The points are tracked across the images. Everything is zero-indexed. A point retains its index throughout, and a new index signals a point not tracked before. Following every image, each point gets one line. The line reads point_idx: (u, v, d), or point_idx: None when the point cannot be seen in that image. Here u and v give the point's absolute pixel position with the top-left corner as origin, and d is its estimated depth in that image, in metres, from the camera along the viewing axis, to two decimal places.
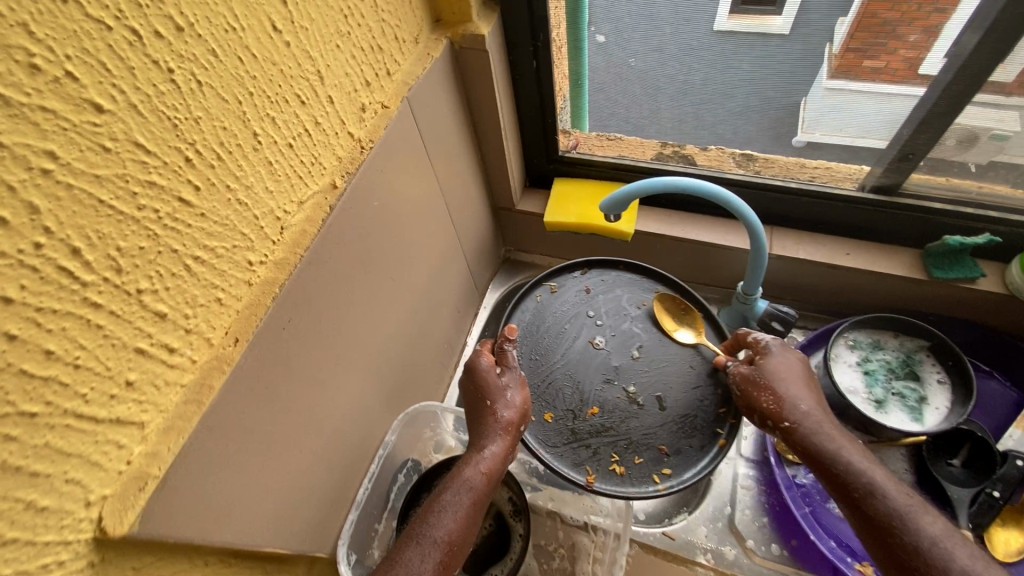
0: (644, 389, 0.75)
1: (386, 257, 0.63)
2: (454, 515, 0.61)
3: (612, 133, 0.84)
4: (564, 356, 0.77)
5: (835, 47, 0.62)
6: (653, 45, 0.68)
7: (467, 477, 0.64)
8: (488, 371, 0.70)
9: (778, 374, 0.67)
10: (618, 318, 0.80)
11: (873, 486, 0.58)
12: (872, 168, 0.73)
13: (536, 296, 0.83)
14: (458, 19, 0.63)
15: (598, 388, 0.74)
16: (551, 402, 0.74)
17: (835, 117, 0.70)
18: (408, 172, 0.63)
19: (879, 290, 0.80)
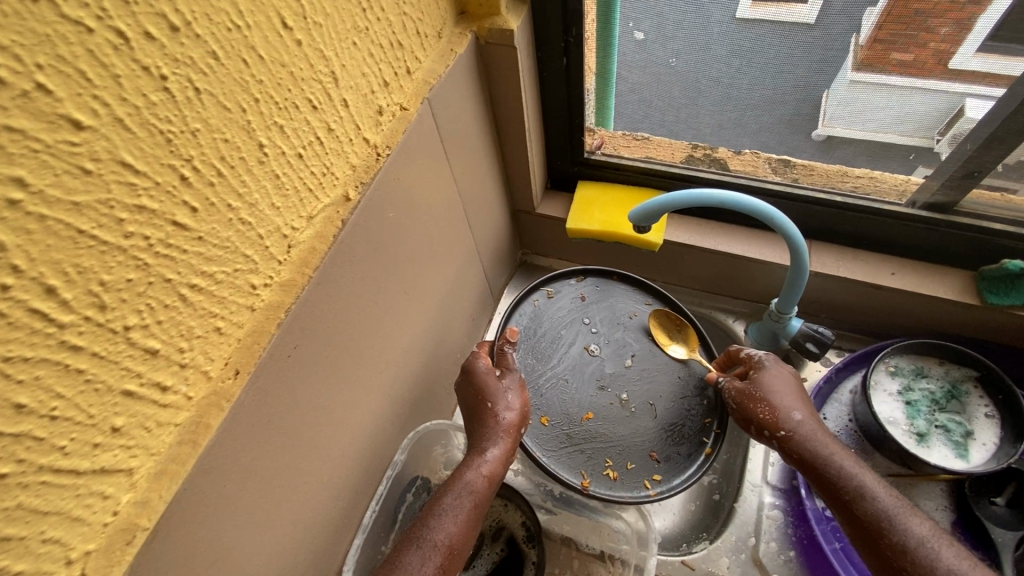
0: (636, 396, 0.74)
1: (402, 273, 0.58)
2: (456, 519, 0.59)
3: (641, 134, 0.78)
4: (562, 360, 0.76)
5: (861, 38, 0.56)
6: (698, 45, 0.63)
7: (469, 480, 0.62)
8: (487, 373, 0.68)
9: (773, 384, 0.66)
10: (612, 326, 0.79)
11: (863, 489, 0.58)
12: (928, 184, 0.67)
13: (533, 300, 0.81)
14: (486, 12, 0.58)
15: (592, 394, 0.73)
16: (546, 405, 0.73)
17: (858, 112, 0.63)
18: (426, 181, 0.59)
19: (924, 312, 0.75)
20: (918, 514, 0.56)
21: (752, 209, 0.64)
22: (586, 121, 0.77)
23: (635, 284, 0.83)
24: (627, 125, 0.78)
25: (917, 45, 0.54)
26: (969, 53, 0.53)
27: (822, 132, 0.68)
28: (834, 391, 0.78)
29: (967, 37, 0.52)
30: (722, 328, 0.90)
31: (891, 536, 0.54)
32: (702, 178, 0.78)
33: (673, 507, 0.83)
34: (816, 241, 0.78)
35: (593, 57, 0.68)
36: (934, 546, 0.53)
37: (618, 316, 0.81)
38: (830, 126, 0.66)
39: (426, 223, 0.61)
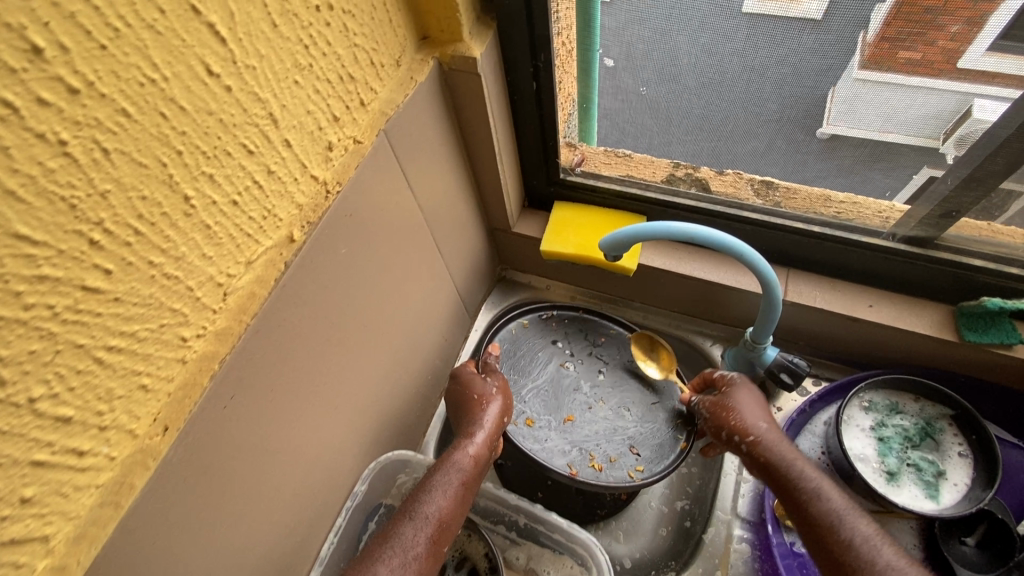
0: (611, 400, 0.75)
1: (361, 305, 0.57)
2: (445, 494, 0.61)
3: (622, 150, 0.76)
4: (540, 373, 0.77)
5: (868, 36, 0.50)
6: (668, 76, 0.60)
7: (458, 459, 0.63)
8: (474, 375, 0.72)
9: (745, 397, 0.66)
10: (580, 343, 0.80)
11: (821, 489, 0.57)
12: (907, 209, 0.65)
13: (509, 327, 0.81)
14: (448, 38, 0.56)
15: (570, 398, 0.75)
16: (530, 406, 0.74)
17: (867, 108, 0.56)
18: (387, 211, 0.58)
19: (901, 346, 0.73)
20: (867, 517, 0.56)
21: (709, 240, 0.64)
22: (562, 134, 0.74)
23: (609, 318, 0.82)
24: (608, 141, 0.75)
25: (922, 43, 0.48)
26: (983, 50, 0.48)
27: (827, 130, 0.60)
28: (809, 422, 0.77)
29: (978, 36, 0.47)
30: (699, 352, 0.89)
31: (840, 535, 0.54)
32: (680, 200, 0.76)
33: (644, 530, 0.82)
34: (795, 270, 0.77)
35: (571, 80, 0.67)
36: (877, 545, 0.52)
37: (591, 338, 0.81)
38: (835, 126, 0.59)
39: (391, 249, 0.61)
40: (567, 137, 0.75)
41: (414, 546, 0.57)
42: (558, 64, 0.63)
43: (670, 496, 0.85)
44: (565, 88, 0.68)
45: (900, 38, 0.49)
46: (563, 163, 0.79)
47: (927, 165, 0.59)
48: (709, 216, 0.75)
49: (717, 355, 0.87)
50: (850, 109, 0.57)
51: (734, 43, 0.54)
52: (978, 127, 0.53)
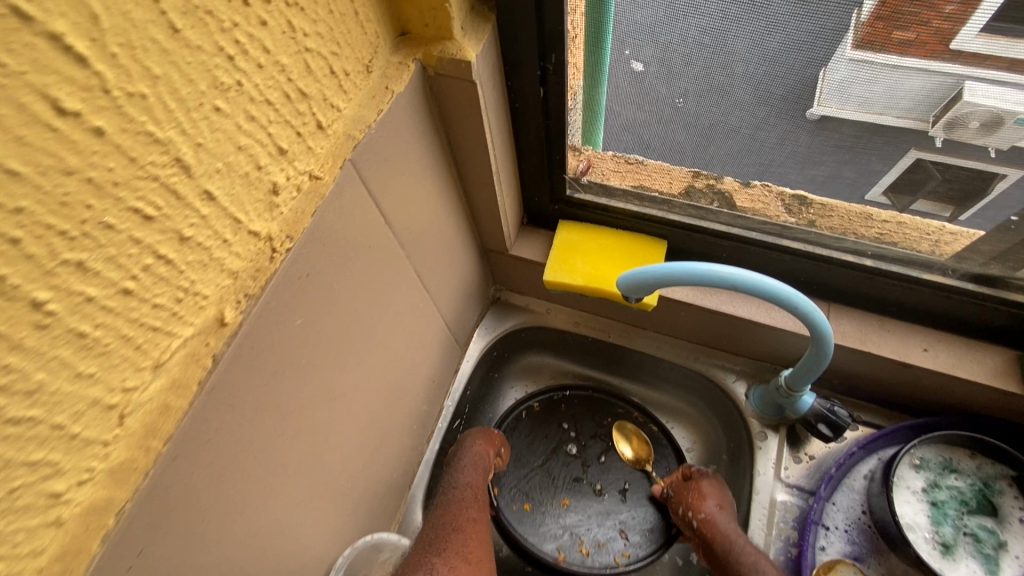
0: (609, 483, 0.79)
1: (328, 379, 0.46)
2: (474, 470, 0.70)
3: (633, 157, 0.62)
4: (542, 459, 0.80)
5: (864, 13, 0.39)
6: (715, 87, 0.48)
7: (475, 449, 0.73)
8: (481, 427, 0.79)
9: (707, 485, 0.68)
10: (586, 426, 0.83)
11: (755, 565, 0.56)
12: (944, 203, 0.52)
13: (519, 412, 0.84)
14: (436, 35, 0.43)
15: (569, 481, 0.79)
16: (530, 491, 0.79)
17: (873, 89, 0.43)
18: (360, 261, 0.45)
19: (956, 395, 0.64)
20: None
21: (755, 291, 0.52)
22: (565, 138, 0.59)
23: (619, 399, 0.84)
24: (619, 144, 0.60)
25: (915, 26, 0.38)
26: (978, 31, 0.37)
27: (821, 110, 0.47)
28: (848, 475, 0.68)
29: (974, 13, 0.36)
30: (720, 388, 0.79)
31: None
32: (710, 220, 0.65)
33: None
34: (835, 304, 0.67)
35: (578, 82, 0.54)
36: None
37: (598, 419, 0.83)
38: (826, 104, 0.46)
39: (373, 304, 0.50)
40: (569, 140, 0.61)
41: (472, 512, 0.65)
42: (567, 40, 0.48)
43: (688, 548, 0.75)
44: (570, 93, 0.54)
45: (896, 17, 0.38)
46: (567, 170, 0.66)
47: (912, 147, 0.47)
48: (742, 243, 0.64)
49: (740, 393, 0.78)
50: (861, 93, 0.44)
51: (809, 51, 0.43)
52: (974, 110, 0.42)
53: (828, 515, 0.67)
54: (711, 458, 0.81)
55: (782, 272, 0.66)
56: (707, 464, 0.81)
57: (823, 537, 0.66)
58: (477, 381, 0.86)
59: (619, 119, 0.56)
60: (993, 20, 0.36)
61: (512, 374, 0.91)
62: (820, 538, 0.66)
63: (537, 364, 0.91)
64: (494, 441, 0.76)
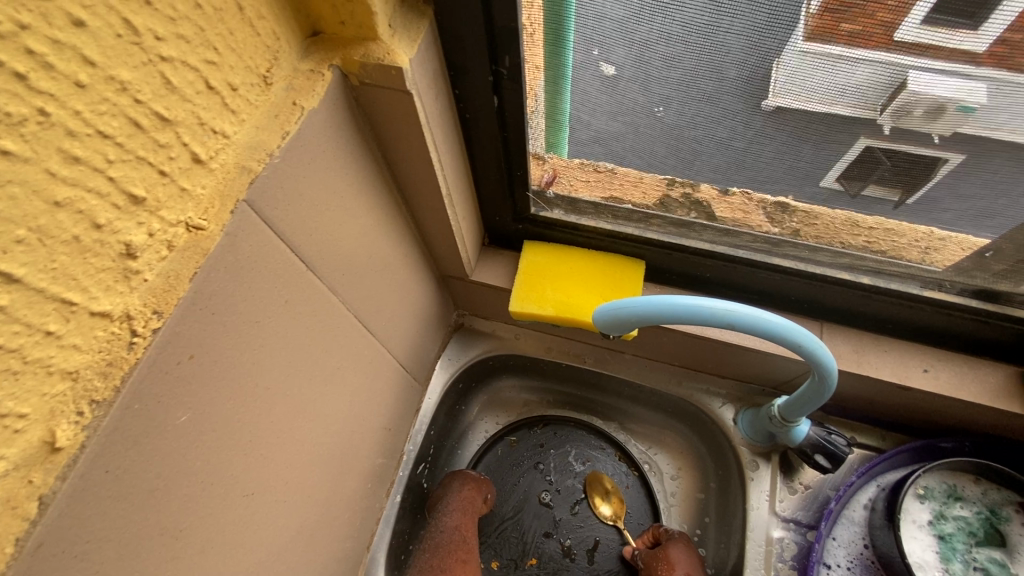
0: (580, 541, 0.75)
1: (240, 471, 0.36)
2: (457, 529, 0.67)
3: (602, 164, 0.53)
4: (512, 508, 0.77)
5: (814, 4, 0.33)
6: (701, 94, 0.41)
7: (456, 506, 0.69)
8: (466, 476, 0.73)
9: (677, 554, 0.66)
10: (563, 473, 0.79)
11: None
12: (893, 186, 0.44)
13: (495, 449, 0.80)
14: (356, 35, 0.34)
15: (538, 536, 0.75)
16: (499, 547, 0.75)
17: (837, 78, 0.36)
18: (276, 323, 0.36)
19: (958, 415, 0.60)
20: None
21: (754, 326, 0.46)
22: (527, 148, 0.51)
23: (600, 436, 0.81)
24: (589, 156, 0.53)
25: (859, 18, 0.32)
26: (919, 21, 0.32)
27: (776, 102, 0.39)
28: (847, 507, 0.62)
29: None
30: (706, 414, 0.73)
31: None
32: (691, 237, 0.58)
33: None
34: (828, 323, 0.61)
35: (537, 89, 0.45)
36: None
37: (574, 458, 0.80)
38: (782, 96, 0.39)
39: (301, 369, 0.41)
40: (531, 146, 0.52)
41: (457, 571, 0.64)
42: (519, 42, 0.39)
43: None
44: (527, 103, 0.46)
45: (842, 9, 0.32)
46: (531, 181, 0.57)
47: (863, 136, 0.40)
48: (727, 262, 0.58)
49: (727, 418, 0.72)
50: (821, 87, 0.37)
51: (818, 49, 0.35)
52: (917, 99, 0.35)
53: (829, 553, 0.61)
54: (699, 485, 0.75)
55: (771, 291, 0.60)
56: (695, 492, 0.75)
57: None
58: (442, 418, 0.78)
59: (589, 129, 0.49)
60: (935, 10, 0.31)
61: (479, 407, 0.83)
62: None
63: (509, 392, 0.84)
64: (466, 496, 0.70)
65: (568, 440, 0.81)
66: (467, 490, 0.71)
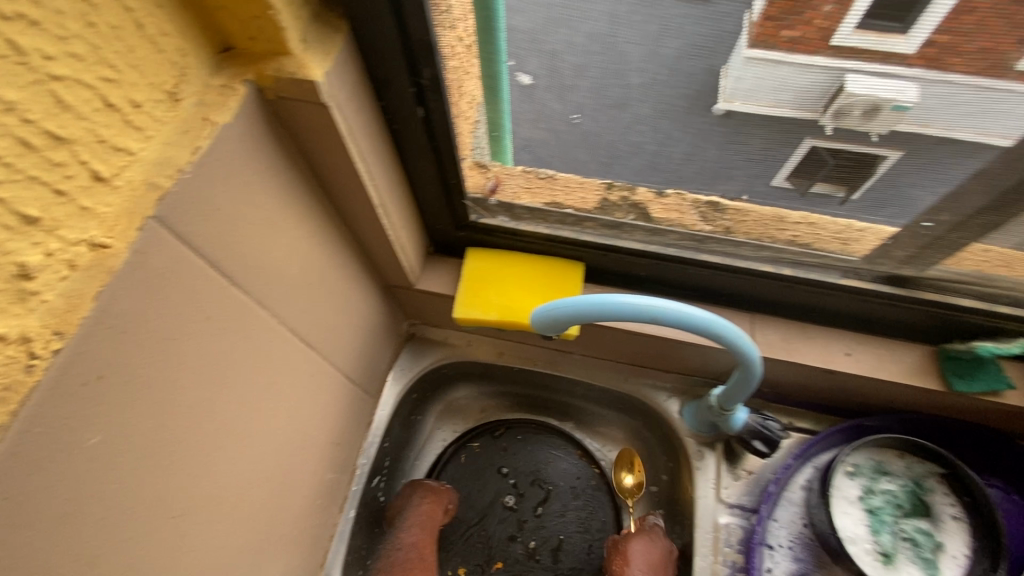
0: (545, 541, 0.75)
1: (166, 491, 0.36)
2: (414, 544, 0.68)
3: (547, 171, 0.56)
4: (475, 515, 0.77)
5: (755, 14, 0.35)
6: (612, 101, 0.43)
7: (414, 520, 0.69)
8: (427, 489, 0.72)
9: (640, 546, 0.66)
10: (526, 474, 0.80)
11: None
12: (839, 184, 0.48)
13: (457, 457, 0.81)
14: (267, 50, 0.34)
15: (503, 540, 0.75)
16: (462, 555, 0.75)
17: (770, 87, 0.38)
18: (197, 339, 0.36)
19: (881, 395, 0.64)
20: None
21: (679, 320, 0.48)
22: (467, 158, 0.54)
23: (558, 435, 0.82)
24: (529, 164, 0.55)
25: (800, 24, 0.34)
26: (854, 26, 0.34)
27: (724, 107, 0.41)
28: (786, 489, 0.65)
29: (851, 9, 0.33)
30: (654, 409, 0.76)
31: None
32: (625, 238, 0.60)
33: None
34: (759, 314, 0.64)
35: (471, 100, 0.48)
36: None
37: (536, 460, 0.81)
38: (730, 101, 0.40)
39: (230, 385, 0.40)
40: (475, 156, 0.55)
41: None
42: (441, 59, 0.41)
43: None
44: (458, 115, 0.48)
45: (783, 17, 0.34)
46: (473, 188, 0.59)
47: (807, 137, 0.43)
48: (660, 260, 0.60)
49: (673, 411, 0.74)
50: (757, 92, 0.39)
51: (710, 60, 0.38)
52: (852, 100, 0.38)
53: (771, 534, 0.64)
54: (653, 479, 0.77)
55: (703, 287, 0.62)
56: (650, 486, 0.77)
57: (768, 558, 0.63)
58: (397, 429, 0.77)
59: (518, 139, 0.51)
60: (867, 16, 0.33)
61: (435, 417, 0.84)
62: (766, 559, 0.63)
63: (466, 400, 0.86)
64: (422, 508, 0.70)
65: (528, 443, 0.82)
66: (426, 502, 0.71)
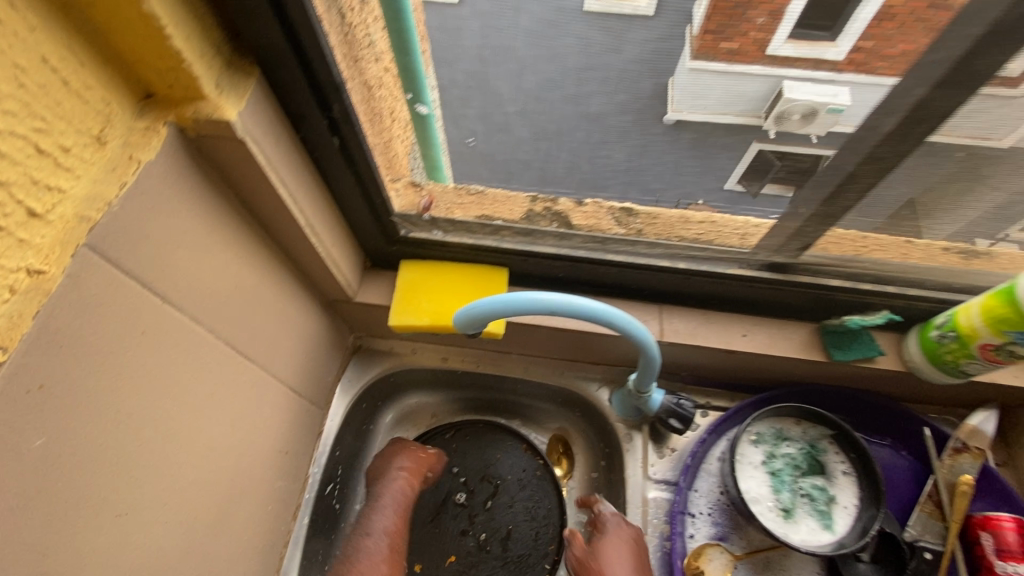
0: (496, 531, 0.80)
1: (111, 491, 0.40)
2: (392, 507, 0.72)
3: (475, 187, 0.67)
4: (429, 513, 0.81)
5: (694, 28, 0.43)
6: (496, 122, 0.59)
7: (396, 484, 0.74)
8: (411, 456, 0.78)
9: (610, 550, 0.63)
10: (477, 471, 0.84)
11: None
12: (785, 184, 0.57)
13: None
14: (185, 95, 0.39)
15: (456, 534, 0.80)
16: (417, 552, 0.79)
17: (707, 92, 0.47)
18: (132, 352, 0.40)
19: (778, 369, 0.72)
20: None
21: (582, 312, 0.55)
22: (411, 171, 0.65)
23: (507, 432, 0.86)
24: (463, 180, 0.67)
25: (738, 36, 0.42)
26: (786, 37, 0.41)
27: (674, 117, 0.51)
28: (704, 461, 0.72)
29: (779, 25, 0.40)
30: (588, 399, 0.82)
31: None
32: (541, 242, 0.67)
33: None
34: (667, 305, 0.72)
35: (405, 123, 0.59)
36: None
37: (487, 458, 0.85)
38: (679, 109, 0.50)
39: (169, 394, 0.44)
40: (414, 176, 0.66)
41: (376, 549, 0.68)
42: (369, 86, 0.53)
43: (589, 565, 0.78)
44: (397, 137, 0.61)
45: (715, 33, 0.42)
46: (409, 206, 0.66)
47: (755, 141, 0.52)
48: (573, 262, 0.67)
49: (604, 399, 0.81)
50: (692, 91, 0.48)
51: (560, 86, 0.52)
52: (791, 107, 0.45)
53: (692, 503, 0.71)
54: (592, 465, 0.84)
55: (615, 283, 0.70)
56: (589, 472, 0.84)
57: (690, 525, 0.70)
58: (349, 438, 0.81)
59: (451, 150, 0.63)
60: (799, 25, 0.40)
61: (387, 424, 0.88)
62: (688, 526, 0.70)
63: (417, 406, 0.90)
64: (403, 474, 0.76)
65: (479, 444, 0.86)
66: (408, 468, 0.77)
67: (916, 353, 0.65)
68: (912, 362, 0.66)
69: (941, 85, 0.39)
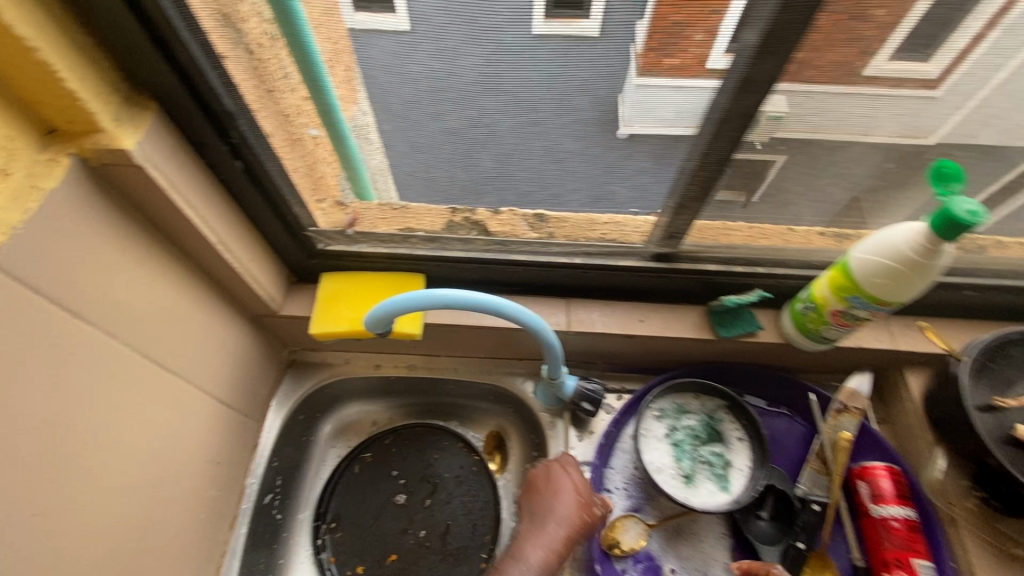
0: (434, 527, 0.83)
1: (22, 492, 0.43)
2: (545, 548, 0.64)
3: (396, 202, 0.72)
4: (369, 516, 0.83)
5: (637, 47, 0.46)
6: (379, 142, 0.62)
7: (562, 515, 0.66)
8: (566, 484, 0.69)
9: None
10: (415, 472, 0.87)
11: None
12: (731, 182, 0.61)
13: (351, 468, 0.87)
14: (84, 129, 0.44)
15: (395, 534, 0.82)
16: (358, 554, 0.81)
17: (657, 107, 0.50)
18: (40, 363, 0.44)
19: (677, 350, 0.79)
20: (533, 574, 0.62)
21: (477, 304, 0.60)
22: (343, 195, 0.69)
23: (444, 433, 0.90)
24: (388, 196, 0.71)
25: (681, 52, 0.46)
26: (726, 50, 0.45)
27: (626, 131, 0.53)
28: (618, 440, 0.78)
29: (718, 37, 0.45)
30: (514, 393, 0.88)
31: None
32: (450, 248, 0.73)
33: None
34: (574, 299, 0.79)
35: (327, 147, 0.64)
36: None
37: (426, 458, 0.89)
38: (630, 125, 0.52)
39: (82, 402, 0.48)
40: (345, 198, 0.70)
41: None
42: (287, 113, 0.59)
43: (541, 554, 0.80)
44: (323, 160, 0.65)
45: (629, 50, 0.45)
46: (334, 223, 0.71)
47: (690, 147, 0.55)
48: (482, 265, 0.74)
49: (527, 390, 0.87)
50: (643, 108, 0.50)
51: (422, 107, 0.56)
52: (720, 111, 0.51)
53: (609, 480, 0.77)
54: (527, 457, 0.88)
55: (523, 282, 0.77)
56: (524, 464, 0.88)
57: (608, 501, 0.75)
58: (288, 450, 0.84)
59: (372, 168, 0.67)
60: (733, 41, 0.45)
61: (327, 434, 0.91)
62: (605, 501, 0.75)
63: (356, 415, 0.93)
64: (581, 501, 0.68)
65: (417, 447, 0.89)
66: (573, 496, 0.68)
67: (789, 326, 0.73)
68: (786, 333, 0.74)
69: (737, 96, 0.48)
